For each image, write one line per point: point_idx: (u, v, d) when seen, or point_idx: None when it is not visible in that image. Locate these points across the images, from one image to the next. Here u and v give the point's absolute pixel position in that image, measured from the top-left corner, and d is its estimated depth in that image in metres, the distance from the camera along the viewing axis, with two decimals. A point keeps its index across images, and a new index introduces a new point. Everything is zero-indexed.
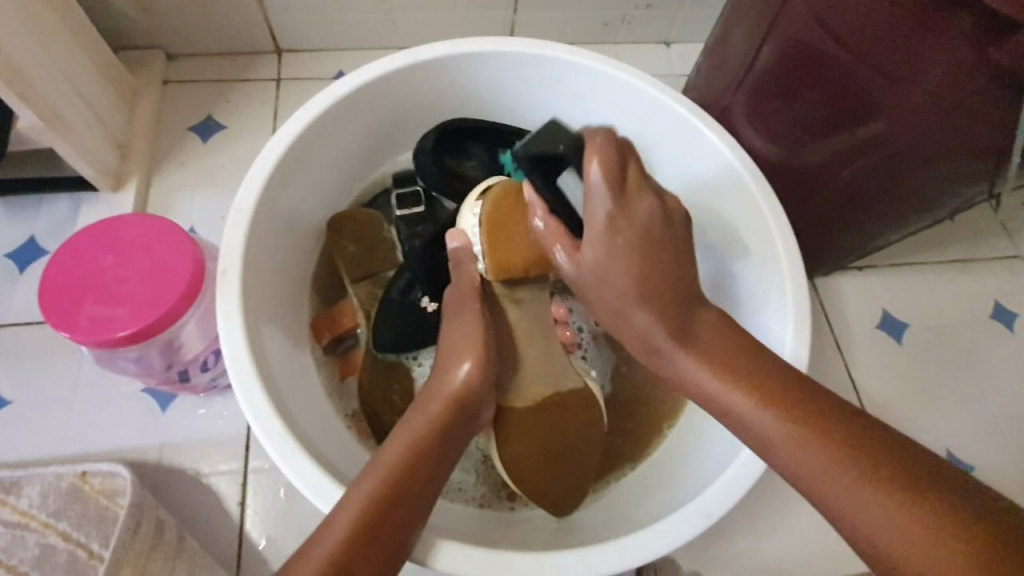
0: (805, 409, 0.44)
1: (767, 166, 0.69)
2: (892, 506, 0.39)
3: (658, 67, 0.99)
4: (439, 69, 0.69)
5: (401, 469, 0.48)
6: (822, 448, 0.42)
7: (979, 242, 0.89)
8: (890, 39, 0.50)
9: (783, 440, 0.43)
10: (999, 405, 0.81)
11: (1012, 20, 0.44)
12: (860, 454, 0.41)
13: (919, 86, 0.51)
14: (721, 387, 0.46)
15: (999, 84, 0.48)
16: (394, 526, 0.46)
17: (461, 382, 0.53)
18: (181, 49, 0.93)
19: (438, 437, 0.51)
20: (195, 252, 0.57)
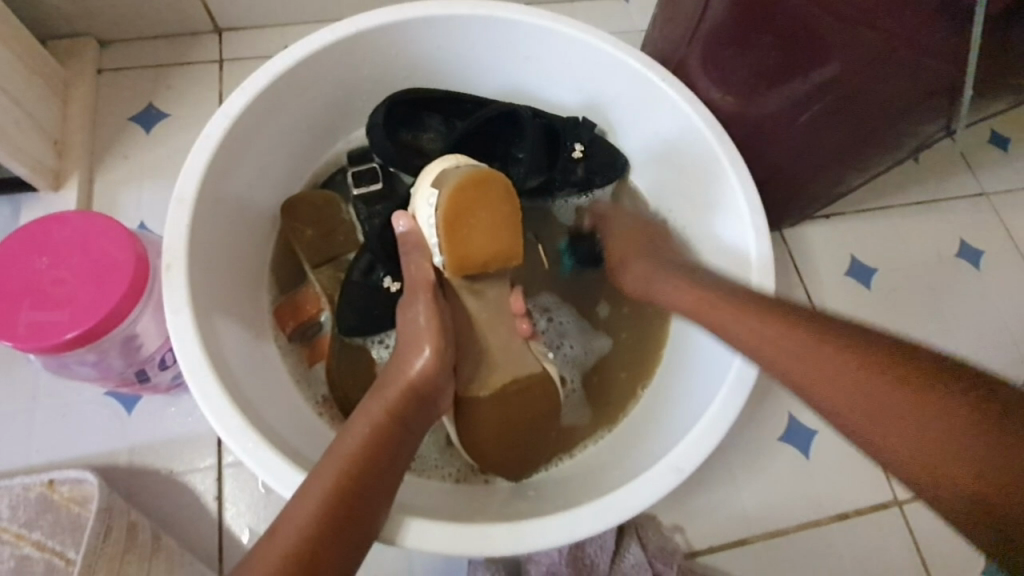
0: (781, 316, 0.49)
1: (726, 118, 0.68)
2: (871, 390, 0.41)
3: (617, 23, 0.96)
4: (384, 37, 0.66)
5: (362, 452, 0.47)
6: (803, 349, 0.46)
7: (944, 182, 0.90)
8: None
9: (776, 360, 0.47)
10: (966, 341, 0.82)
11: None
12: (852, 351, 0.43)
13: (871, 24, 0.50)
14: (728, 323, 0.52)
15: (946, 18, 0.47)
16: (360, 506, 0.45)
17: (421, 371, 0.53)
18: (113, 35, 0.87)
19: (399, 426, 0.50)
20: (136, 246, 0.54)
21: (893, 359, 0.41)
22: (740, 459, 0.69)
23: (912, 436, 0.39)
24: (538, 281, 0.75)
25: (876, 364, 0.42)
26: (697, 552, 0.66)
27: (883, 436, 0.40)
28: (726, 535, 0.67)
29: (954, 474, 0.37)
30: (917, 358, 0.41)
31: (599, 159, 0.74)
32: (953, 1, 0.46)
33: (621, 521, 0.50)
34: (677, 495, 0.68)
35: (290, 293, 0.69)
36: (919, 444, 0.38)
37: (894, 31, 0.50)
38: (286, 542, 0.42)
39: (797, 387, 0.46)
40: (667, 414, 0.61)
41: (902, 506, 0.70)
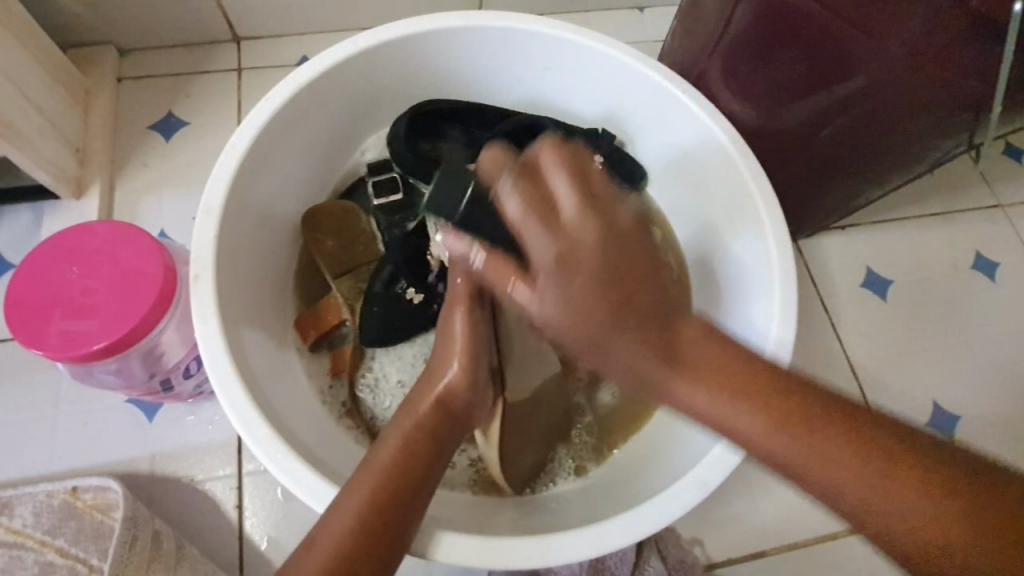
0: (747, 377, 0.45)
1: (745, 130, 0.68)
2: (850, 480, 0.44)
3: (633, 33, 0.96)
4: (406, 48, 0.67)
5: (398, 463, 0.48)
6: (759, 417, 0.45)
7: (957, 193, 0.90)
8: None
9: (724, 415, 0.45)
10: (986, 352, 0.82)
11: None
12: (821, 444, 0.44)
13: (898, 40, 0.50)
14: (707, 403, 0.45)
15: (975, 34, 0.48)
16: (397, 513, 0.46)
17: (453, 386, 0.50)
18: (134, 43, 0.88)
19: (431, 439, 0.50)
20: (164, 255, 0.55)
21: (861, 481, 0.44)
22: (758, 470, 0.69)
23: (839, 476, 0.44)
24: None
25: (822, 413, 0.45)
26: (717, 564, 0.66)
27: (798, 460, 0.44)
28: (745, 547, 0.67)
29: (893, 513, 0.43)
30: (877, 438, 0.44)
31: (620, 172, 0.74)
32: (983, 20, 0.46)
33: (650, 531, 0.50)
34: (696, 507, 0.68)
35: (312, 304, 0.69)
36: (854, 484, 0.43)
37: (922, 44, 0.50)
38: (331, 544, 0.44)
39: (749, 393, 0.45)
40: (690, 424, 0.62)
41: None
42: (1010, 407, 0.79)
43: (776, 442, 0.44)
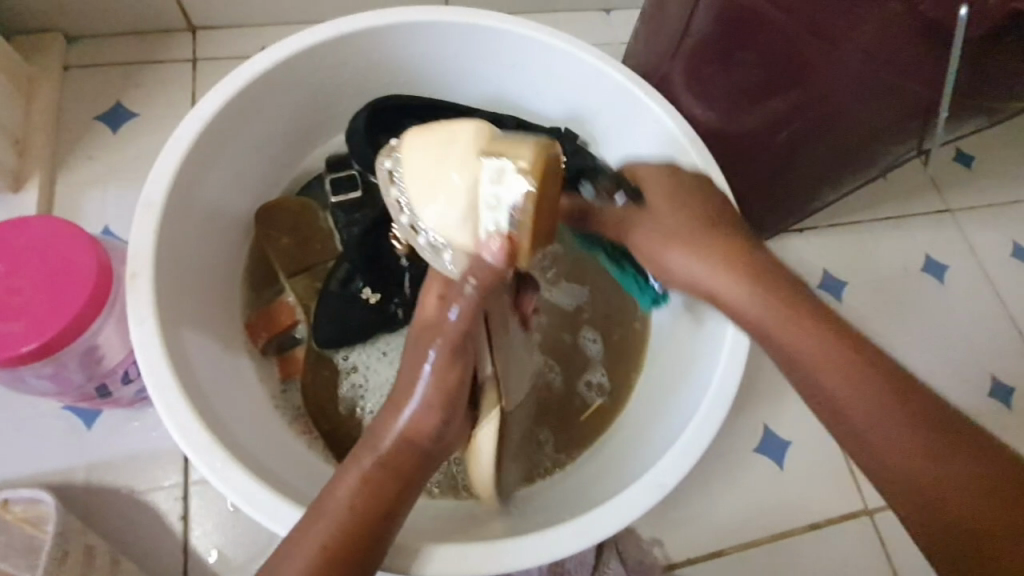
0: (762, 271, 0.50)
1: (704, 133, 0.68)
2: (863, 402, 0.44)
3: (599, 36, 0.97)
4: (365, 43, 0.65)
5: (355, 509, 0.44)
6: (807, 333, 0.47)
7: (909, 199, 0.94)
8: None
9: (770, 327, 0.48)
10: (934, 353, 0.85)
11: None
12: (859, 352, 0.45)
13: (851, 42, 0.50)
14: (709, 270, 0.52)
15: (926, 40, 0.48)
16: (352, 562, 0.43)
17: (415, 423, 0.47)
18: (80, 29, 0.84)
19: (396, 483, 0.46)
20: (99, 253, 0.52)
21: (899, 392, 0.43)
22: (717, 471, 0.70)
23: (850, 378, 0.44)
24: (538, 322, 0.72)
25: (920, 408, 0.43)
26: (676, 565, 0.66)
27: (808, 350, 0.46)
28: (703, 548, 0.67)
29: (885, 435, 0.43)
30: (922, 395, 0.44)
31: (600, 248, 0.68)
32: (935, 28, 0.47)
33: (603, 537, 0.49)
34: (656, 508, 0.68)
35: (262, 306, 0.67)
36: (866, 395, 0.44)
37: (878, 48, 0.50)
38: None
39: (793, 310, 0.48)
40: (647, 429, 0.62)
41: (874, 516, 0.71)
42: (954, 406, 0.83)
43: (813, 364, 0.46)
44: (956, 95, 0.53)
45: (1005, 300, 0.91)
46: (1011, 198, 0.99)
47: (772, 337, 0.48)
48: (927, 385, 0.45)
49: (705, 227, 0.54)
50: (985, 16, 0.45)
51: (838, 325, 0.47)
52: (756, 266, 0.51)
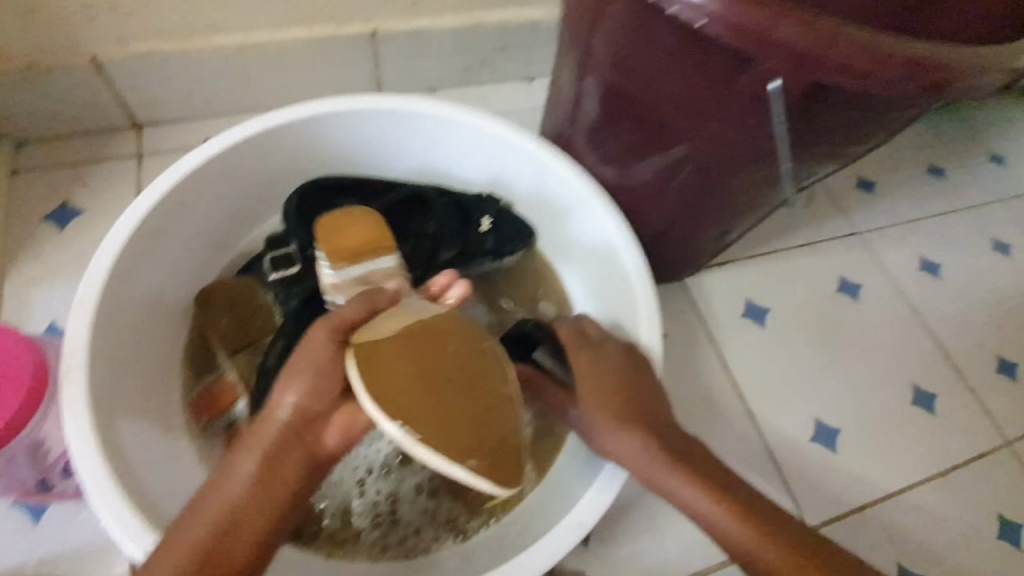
0: (646, 417, 0.56)
1: (610, 186, 0.75)
2: (746, 532, 0.48)
3: (523, 101, 1.05)
4: (291, 134, 0.71)
5: (245, 513, 0.48)
6: (689, 475, 0.52)
7: (819, 225, 1.02)
8: (665, 77, 0.53)
9: (658, 475, 0.53)
10: (857, 367, 0.91)
11: (744, 57, 0.46)
12: (734, 495, 0.50)
13: (702, 115, 0.54)
14: (598, 417, 0.57)
15: (764, 112, 0.50)
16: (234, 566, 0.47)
17: (296, 408, 0.50)
18: (28, 136, 0.89)
19: (288, 474, 0.50)
20: (36, 351, 0.57)
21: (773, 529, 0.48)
22: (657, 504, 0.73)
23: (732, 521, 0.49)
24: None
25: (789, 536, 0.48)
26: None
27: (697, 503, 0.51)
28: None
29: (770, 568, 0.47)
30: (794, 527, 0.49)
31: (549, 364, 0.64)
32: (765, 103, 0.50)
33: None
34: (600, 548, 0.70)
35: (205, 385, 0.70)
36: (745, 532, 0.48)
37: (724, 117, 0.53)
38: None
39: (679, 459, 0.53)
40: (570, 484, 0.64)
41: None
42: (881, 417, 0.88)
43: (695, 494, 0.51)
44: (816, 148, 0.55)
45: (918, 312, 0.98)
46: (913, 217, 1.08)
47: (662, 483, 0.53)
48: (796, 515, 0.50)
49: (606, 385, 0.58)
50: (795, 84, 0.46)
51: (711, 466, 0.53)
52: (639, 412, 0.57)
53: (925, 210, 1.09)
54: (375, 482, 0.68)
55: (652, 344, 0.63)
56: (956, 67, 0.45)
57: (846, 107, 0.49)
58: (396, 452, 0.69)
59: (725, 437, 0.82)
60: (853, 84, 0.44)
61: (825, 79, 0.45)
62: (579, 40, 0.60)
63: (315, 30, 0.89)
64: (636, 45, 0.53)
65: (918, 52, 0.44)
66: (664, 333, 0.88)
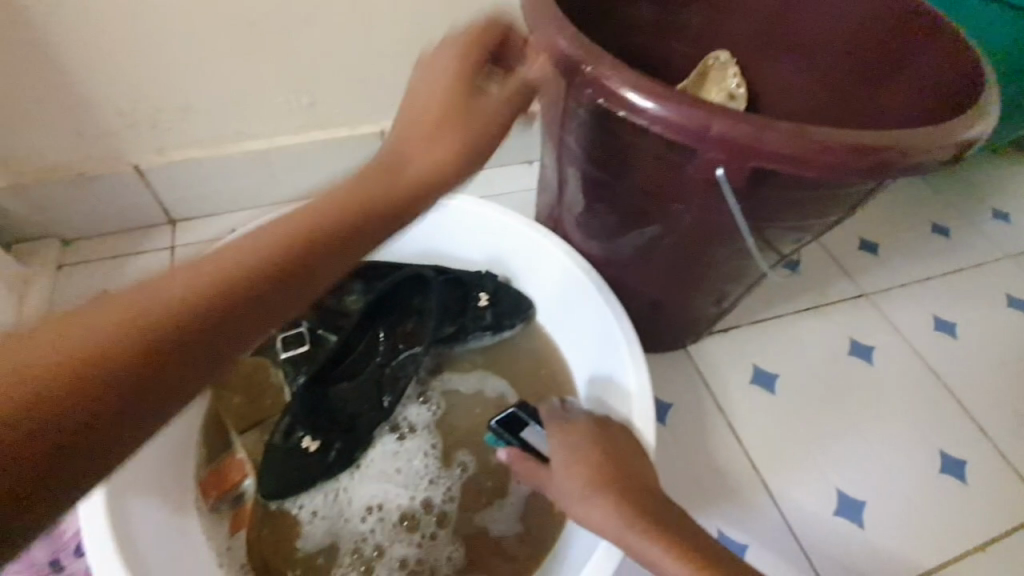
0: (622, 487, 0.57)
1: (597, 263, 0.77)
2: None
3: (524, 183, 1.13)
4: None
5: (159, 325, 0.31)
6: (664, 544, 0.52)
7: (825, 286, 1.02)
8: (628, 166, 0.58)
9: (636, 545, 0.52)
10: (875, 431, 0.88)
11: (685, 148, 0.50)
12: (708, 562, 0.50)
13: (664, 198, 0.58)
14: (578, 488, 0.58)
15: (717, 193, 0.54)
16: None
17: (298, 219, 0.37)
18: (76, 234, 0.99)
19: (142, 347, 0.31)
20: None
21: None
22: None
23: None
24: (467, 438, 0.77)
25: None
26: None
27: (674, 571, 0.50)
28: None
29: None
30: None
31: (533, 448, 0.66)
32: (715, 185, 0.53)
33: None
34: None
35: (214, 463, 0.72)
36: None
37: (691, 201, 0.56)
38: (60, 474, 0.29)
39: (657, 526, 0.53)
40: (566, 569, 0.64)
41: None
42: (905, 486, 0.84)
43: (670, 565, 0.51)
44: (768, 228, 0.57)
45: (935, 371, 0.96)
46: (921, 275, 1.07)
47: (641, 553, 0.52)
48: None
49: (591, 455, 0.60)
50: (738, 170, 0.49)
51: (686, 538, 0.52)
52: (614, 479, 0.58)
53: (933, 268, 1.09)
54: (375, 540, 0.70)
55: (644, 433, 0.63)
56: (891, 147, 0.48)
57: (789, 192, 0.52)
58: (404, 515, 0.71)
59: (741, 511, 0.79)
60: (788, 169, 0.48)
61: (765, 165, 0.48)
62: (554, 137, 0.66)
63: (334, 132, 0.99)
64: (596, 138, 0.58)
65: (844, 137, 0.47)
66: (669, 402, 0.87)
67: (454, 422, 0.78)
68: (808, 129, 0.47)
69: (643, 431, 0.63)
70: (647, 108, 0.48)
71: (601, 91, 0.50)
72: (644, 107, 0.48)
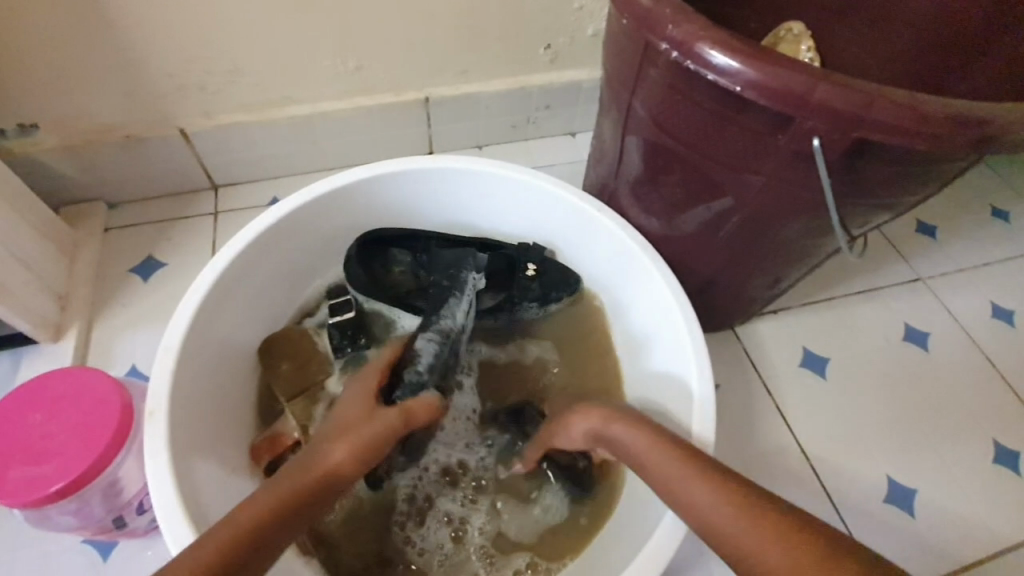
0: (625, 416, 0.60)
1: (654, 239, 0.74)
2: (734, 506, 0.47)
3: (568, 156, 1.09)
4: (349, 195, 0.76)
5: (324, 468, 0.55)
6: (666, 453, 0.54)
7: (881, 270, 0.98)
8: (706, 135, 0.54)
9: (640, 455, 0.55)
10: (929, 420, 0.85)
11: (783, 114, 0.47)
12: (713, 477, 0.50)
13: (743, 168, 0.55)
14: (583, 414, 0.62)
15: (805, 164, 0.51)
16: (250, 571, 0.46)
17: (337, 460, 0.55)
18: (121, 198, 0.99)
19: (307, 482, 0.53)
20: (122, 393, 0.60)
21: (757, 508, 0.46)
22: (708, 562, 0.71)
23: (712, 505, 0.48)
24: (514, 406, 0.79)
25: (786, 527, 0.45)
26: None
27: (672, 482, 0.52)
28: None
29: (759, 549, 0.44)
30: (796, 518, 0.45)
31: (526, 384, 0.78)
32: (805, 154, 0.50)
33: None
34: None
35: (266, 429, 0.73)
36: (728, 510, 0.47)
37: (772, 173, 0.53)
38: None
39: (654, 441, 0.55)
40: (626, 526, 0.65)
41: None
42: (960, 475, 0.81)
43: (668, 480, 0.52)
44: (853, 205, 0.55)
45: (994, 360, 0.92)
46: (982, 260, 1.03)
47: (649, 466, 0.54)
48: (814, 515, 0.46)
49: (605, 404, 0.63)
50: (837, 141, 0.47)
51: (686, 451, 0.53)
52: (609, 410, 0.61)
53: (995, 253, 1.04)
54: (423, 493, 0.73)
55: (704, 410, 0.62)
56: (999, 119, 0.45)
57: (885, 164, 0.50)
58: (451, 474, 0.74)
59: (788, 495, 0.78)
60: (894, 140, 0.45)
61: (866, 135, 0.46)
62: (619, 105, 0.63)
63: (377, 98, 0.96)
64: (670, 106, 0.55)
65: (953, 104, 0.44)
66: (716, 383, 0.85)
67: (503, 394, 0.80)
68: (918, 98, 0.44)
69: (701, 406, 0.62)
70: (740, 72, 0.46)
71: (689, 54, 0.48)
72: (737, 70, 0.46)
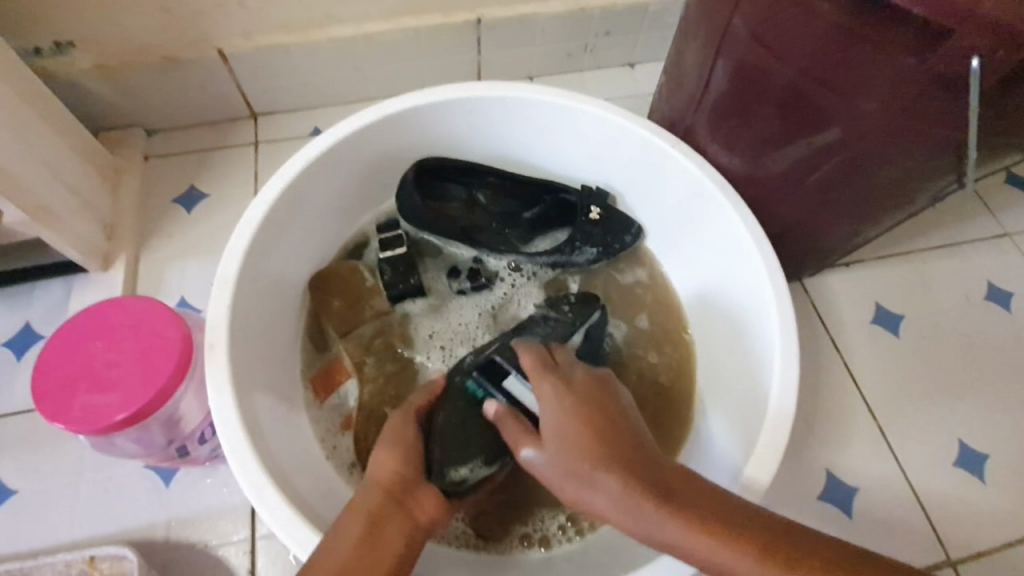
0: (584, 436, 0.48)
1: (732, 178, 0.68)
2: None
3: (626, 89, 1.01)
4: (404, 121, 0.71)
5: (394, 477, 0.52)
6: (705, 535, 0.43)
7: (964, 223, 0.91)
8: (825, 55, 0.47)
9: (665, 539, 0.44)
10: (1007, 384, 0.80)
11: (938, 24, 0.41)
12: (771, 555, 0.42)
13: (863, 94, 0.48)
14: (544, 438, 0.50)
15: (944, 89, 0.44)
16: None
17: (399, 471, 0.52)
18: (160, 125, 0.95)
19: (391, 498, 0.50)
20: (181, 324, 0.58)
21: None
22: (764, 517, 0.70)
23: None
24: None
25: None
26: None
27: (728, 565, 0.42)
28: None
29: None
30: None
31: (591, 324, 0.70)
32: (949, 77, 0.44)
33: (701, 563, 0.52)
34: None
35: (318, 364, 0.72)
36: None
37: (899, 101, 0.47)
38: None
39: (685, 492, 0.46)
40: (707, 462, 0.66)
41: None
42: None
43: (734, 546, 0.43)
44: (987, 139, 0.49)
45: None
46: None
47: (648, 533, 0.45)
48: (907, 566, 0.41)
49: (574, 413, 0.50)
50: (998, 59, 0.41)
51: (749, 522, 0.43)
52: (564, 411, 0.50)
53: None
54: None
55: (788, 360, 0.58)
56: None
57: None
58: None
59: (851, 455, 0.75)
60: None
61: None
62: (714, 21, 0.55)
63: (426, 19, 0.89)
64: (783, 19, 0.48)
65: None
66: None
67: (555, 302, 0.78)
68: None
69: (784, 358, 0.58)
70: None
71: None
72: None
